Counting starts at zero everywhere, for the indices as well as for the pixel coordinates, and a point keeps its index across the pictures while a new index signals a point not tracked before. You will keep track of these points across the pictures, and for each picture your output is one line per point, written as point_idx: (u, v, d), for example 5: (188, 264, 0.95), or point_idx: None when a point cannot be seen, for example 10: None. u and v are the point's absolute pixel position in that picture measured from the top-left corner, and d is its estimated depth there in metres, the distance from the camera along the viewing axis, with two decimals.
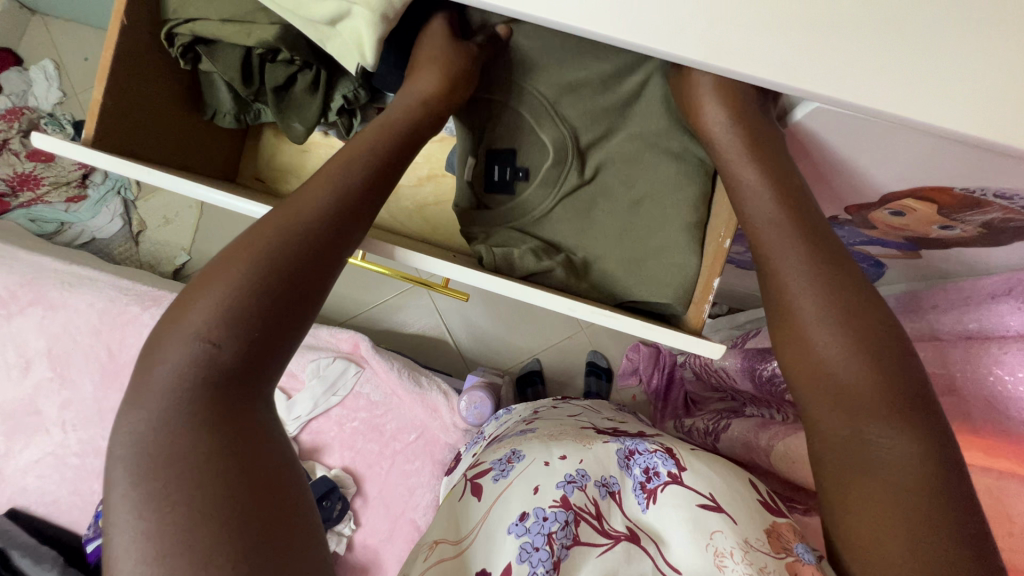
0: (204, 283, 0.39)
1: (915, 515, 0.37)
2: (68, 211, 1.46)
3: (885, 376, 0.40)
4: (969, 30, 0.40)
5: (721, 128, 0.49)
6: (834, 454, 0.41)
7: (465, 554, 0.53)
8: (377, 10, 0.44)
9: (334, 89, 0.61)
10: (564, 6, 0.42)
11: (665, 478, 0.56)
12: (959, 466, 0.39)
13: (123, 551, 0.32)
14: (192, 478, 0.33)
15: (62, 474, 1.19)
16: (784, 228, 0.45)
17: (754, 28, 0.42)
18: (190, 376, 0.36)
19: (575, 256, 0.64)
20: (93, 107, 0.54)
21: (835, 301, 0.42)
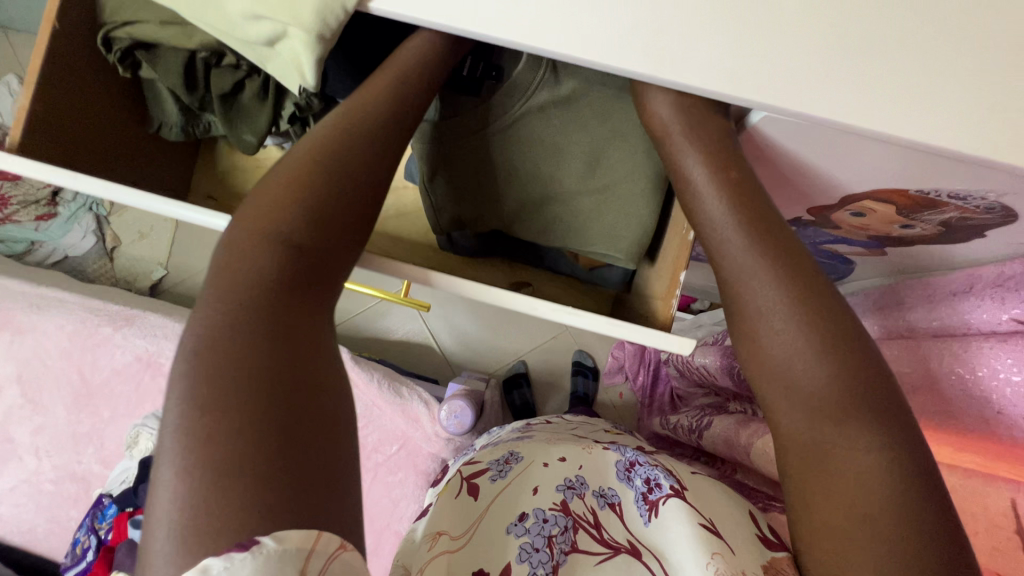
0: (271, 201, 0.43)
1: (884, 533, 0.36)
2: (37, 229, 1.42)
3: (846, 389, 0.39)
4: (908, 40, 0.40)
5: (674, 130, 0.48)
6: (801, 461, 0.40)
7: (466, 547, 0.52)
8: (312, 31, 0.42)
9: (285, 98, 0.59)
10: (507, 23, 0.41)
11: (665, 490, 0.52)
12: (935, 486, 0.37)
13: (191, 425, 0.35)
14: (262, 378, 0.36)
15: (38, 501, 1.17)
16: (744, 249, 0.43)
17: (697, 44, 0.41)
18: (270, 274, 0.41)
19: (535, 194, 0.61)
20: (20, 113, 0.53)
21: (798, 300, 0.41)
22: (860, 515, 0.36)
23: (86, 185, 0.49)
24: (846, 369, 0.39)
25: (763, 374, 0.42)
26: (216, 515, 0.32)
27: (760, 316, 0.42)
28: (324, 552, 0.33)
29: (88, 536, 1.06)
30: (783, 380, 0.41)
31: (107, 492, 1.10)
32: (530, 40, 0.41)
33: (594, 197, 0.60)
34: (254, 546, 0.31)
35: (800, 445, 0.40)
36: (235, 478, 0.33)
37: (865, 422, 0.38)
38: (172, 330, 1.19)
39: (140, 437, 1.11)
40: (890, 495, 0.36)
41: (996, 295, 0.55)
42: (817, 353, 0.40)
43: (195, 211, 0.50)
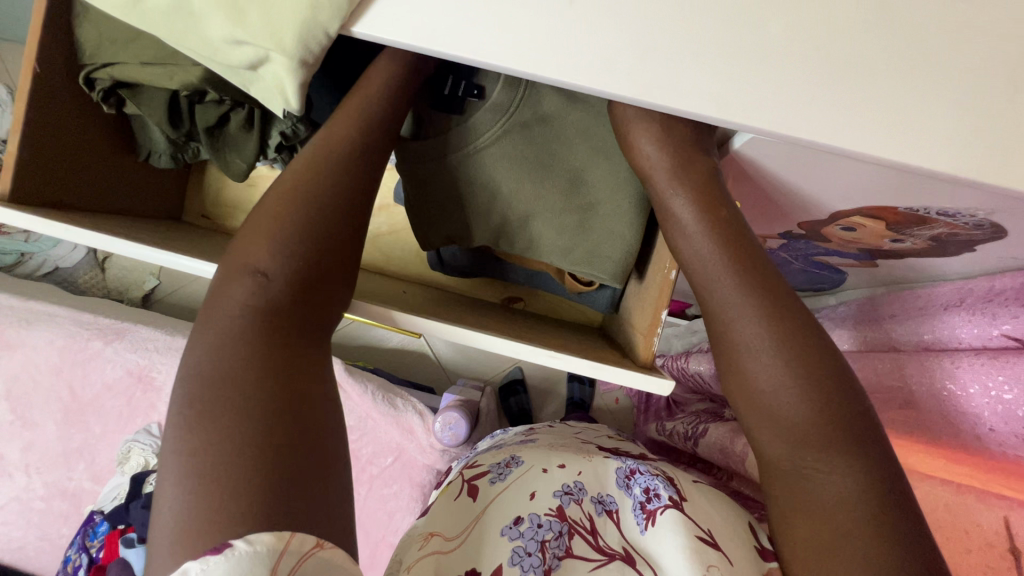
0: (256, 229, 0.44)
1: (861, 556, 0.36)
2: (28, 241, 1.41)
3: (824, 422, 0.39)
4: (895, 59, 0.40)
5: (661, 171, 0.48)
6: (783, 483, 0.41)
7: (461, 549, 0.50)
8: (294, 55, 0.42)
9: (270, 126, 0.58)
10: (490, 45, 0.41)
11: (665, 501, 0.51)
12: (908, 504, 0.38)
13: (178, 454, 0.37)
14: (245, 400, 0.38)
15: (28, 519, 1.16)
16: (725, 283, 0.43)
17: (682, 63, 0.41)
18: (246, 304, 0.42)
19: (513, 215, 0.58)
20: (8, 160, 0.50)
21: (773, 328, 0.41)
22: (835, 539, 0.37)
23: (98, 239, 0.50)
24: (827, 400, 0.39)
25: (746, 405, 0.42)
26: (205, 522, 0.34)
27: (744, 353, 0.42)
28: (296, 551, 0.34)
29: (78, 554, 1.04)
30: (767, 411, 0.41)
31: (98, 509, 1.09)
32: (513, 62, 0.41)
33: (574, 216, 0.57)
34: (228, 549, 0.33)
35: (782, 471, 0.41)
36: (218, 500, 0.34)
37: (842, 453, 0.38)
38: (164, 343, 1.18)
39: (131, 453, 1.11)
40: (866, 520, 0.37)
41: (987, 310, 0.54)
42: (797, 387, 0.39)
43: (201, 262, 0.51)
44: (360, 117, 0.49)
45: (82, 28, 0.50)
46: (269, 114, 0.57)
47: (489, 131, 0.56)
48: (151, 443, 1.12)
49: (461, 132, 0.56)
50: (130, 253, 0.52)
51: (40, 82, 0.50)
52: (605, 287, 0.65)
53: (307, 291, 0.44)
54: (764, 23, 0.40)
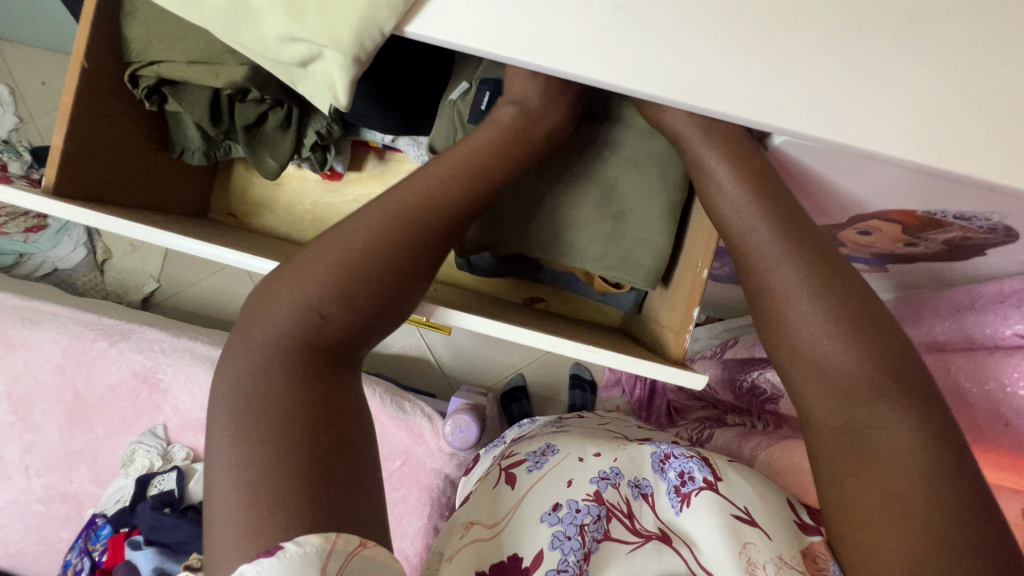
0: (316, 249, 0.43)
1: (925, 507, 0.37)
2: (27, 241, 1.41)
3: (875, 373, 0.40)
4: (923, 70, 0.42)
5: (688, 132, 0.50)
6: (835, 448, 0.41)
7: (500, 536, 0.51)
8: (349, 53, 0.43)
9: (307, 125, 0.60)
10: (538, 47, 0.43)
11: (700, 483, 0.54)
12: (969, 466, 0.38)
13: (226, 450, 0.37)
14: (300, 413, 0.38)
15: (27, 522, 1.13)
16: (773, 251, 0.45)
17: (720, 69, 0.43)
18: (298, 339, 0.41)
19: (548, 221, 0.59)
20: (54, 154, 0.50)
21: (830, 299, 0.43)
22: (887, 482, 0.38)
23: (141, 231, 0.51)
24: (877, 356, 0.41)
25: (794, 366, 0.44)
26: (254, 527, 0.35)
27: (792, 322, 0.43)
28: (342, 552, 0.35)
29: (80, 558, 1.02)
30: (818, 365, 0.42)
31: (100, 512, 1.07)
32: (559, 64, 0.43)
33: (607, 225, 0.58)
34: (280, 551, 0.34)
35: (832, 432, 0.42)
36: (270, 500, 0.35)
37: (896, 402, 0.39)
38: (169, 344, 1.16)
39: (135, 455, 1.10)
40: (923, 461, 0.38)
41: (1001, 310, 0.57)
42: (849, 343, 0.41)
43: (241, 256, 0.52)
44: (439, 169, 0.49)
45: (132, 26, 0.51)
46: (307, 114, 0.59)
47: None
48: (156, 445, 1.11)
49: None
50: (177, 245, 0.52)
51: (89, 76, 0.51)
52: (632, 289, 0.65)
53: (360, 319, 0.42)
54: (798, 32, 0.43)
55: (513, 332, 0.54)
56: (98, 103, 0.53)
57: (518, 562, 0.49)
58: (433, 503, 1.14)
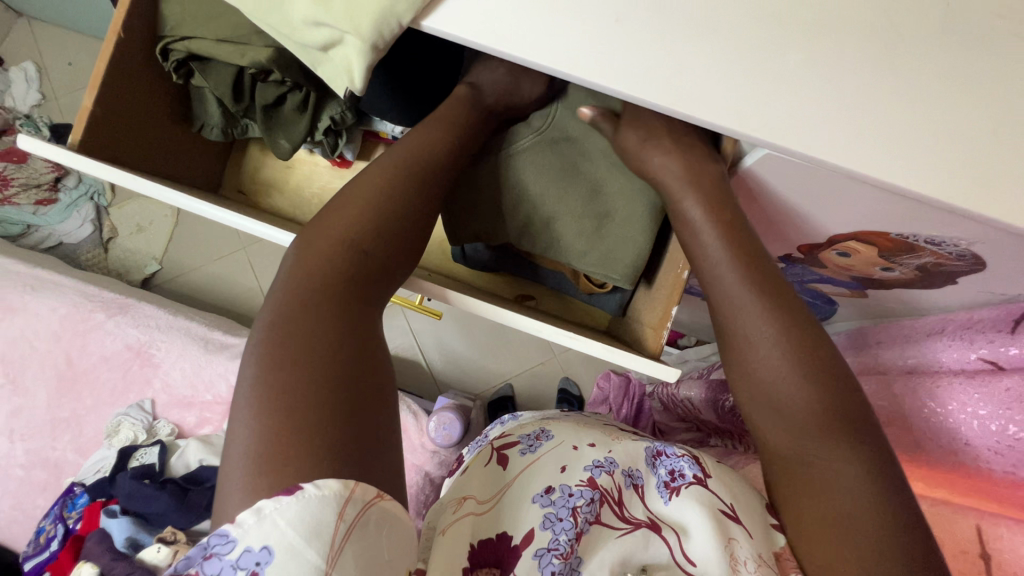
0: (339, 212, 0.48)
1: (865, 537, 0.40)
2: (36, 213, 1.48)
3: (822, 406, 0.43)
4: (897, 99, 0.46)
5: (671, 179, 0.54)
6: (791, 472, 0.45)
7: (492, 513, 0.52)
8: (368, 40, 0.46)
9: (322, 110, 0.63)
10: (544, 50, 0.46)
11: (689, 478, 0.55)
12: (902, 491, 0.42)
13: (252, 382, 0.39)
14: (327, 354, 0.41)
15: (5, 486, 1.13)
16: (735, 286, 0.48)
17: (710, 82, 0.46)
18: (338, 272, 0.46)
19: (539, 216, 0.62)
20: (82, 114, 0.54)
21: (786, 334, 0.45)
22: (835, 507, 0.42)
23: (161, 191, 0.54)
24: (824, 389, 0.44)
25: (749, 387, 0.47)
26: (278, 464, 0.35)
27: (749, 344, 0.46)
28: (360, 500, 0.35)
29: (54, 524, 1.02)
30: (772, 400, 0.45)
31: (80, 481, 1.08)
32: (565, 67, 0.46)
33: (593, 223, 0.61)
34: (299, 491, 0.34)
35: (786, 458, 0.45)
36: (301, 428, 0.37)
37: (838, 428, 0.43)
38: (167, 321, 1.19)
39: (120, 427, 1.11)
40: (865, 483, 0.41)
41: (967, 336, 0.61)
42: (796, 371, 0.44)
43: (247, 221, 0.56)
44: (448, 133, 0.56)
45: (170, 4, 0.55)
46: (324, 100, 0.62)
47: (525, 139, 0.61)
48: (142, 419, 1.13)
49: (500, 140, 0.62)
50: (187, 205, 0.55)
51: (124, 45, 0.54)
52: (616, 290, 0.67)
53: (374, 276, 0.48)
54: (785, 56, 0.46)
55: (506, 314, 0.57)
56: (129, 72, 0.57)
57: (508, 540, 0.50)
58: (411, 500, 1.14)
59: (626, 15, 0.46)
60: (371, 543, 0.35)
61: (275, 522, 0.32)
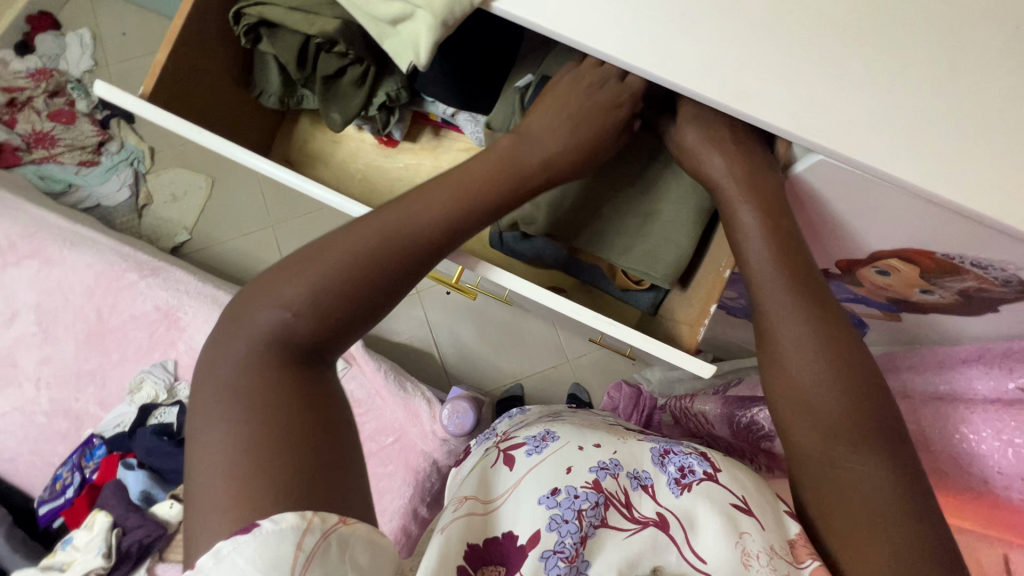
0: (285, 270, 0.45)
1: (896, 542, 0.40)
2: (78, 173, 1.54)
3: (858, 413, 0.43)
4: (957, 114, 0.46)
5: (729, 184, 0.52)
6: (817, 477, 0.44)
7: (494, 513, 0.49)
8: (439, 16, 0.48)
9: (379, 86, 0.65)
10: (609, 37, 0.47)
11: (700, 475, 0.51)
12: (928, 500, 0.42)
13: (198, 445, 0.38)
14: (277, 417, 0.38)
15: (26, 432, 1.16)
16: (778, 283, 0.48)
17: (769, 85, 0.47)
18: (275, 329, 0.43)
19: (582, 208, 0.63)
20: (154, 67, 0.56)
21: (826, 339, 0.46)
22: (864, 511, 0.41)
23: (222, 146, 0.55)
24: (861, 397, 0.44)
25: (785, 393, 0.46)
26: (229, 515, 0.35)
27: (789, 350, 0.46)
28: (320, 527, 0.34)
29: (71, 472, 1.05)
30: (808, 404, 0.45)
31: (99, 433, 1.10)
32: (627, 58, 0.47)
33: (637, 219, 0.61)
34: (255, 528, 0.33)
35: (815, 463, 0.44)
36: (247, 478, 0.36)
37: (873, 439, 0.43)
38: (197, 288, 1.22)
39: (143, 384, 1.13)
40: (895, 508, 0.41)
41: (1005, 364, 0.60)
42: (835, 375, 0.44)
43: (300, 180, 0.56)
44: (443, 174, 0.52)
45: None
46: (382, 76, 0.64)
47: None
48: (164, 378, 1.14)
49: None
50: (243, 161, 0.55)
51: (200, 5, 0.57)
52: (651, 289, 0.67)
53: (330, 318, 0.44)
54: (845, 65, 0.47)
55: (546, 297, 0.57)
56: (199, 32, 0.59)
57: (513, 540, 0.46)
58: (417, 485, 1.14)
59: (690, 12, 0.48)
60: (338, 569, 0.33)
61: (234, 561, 0.32)
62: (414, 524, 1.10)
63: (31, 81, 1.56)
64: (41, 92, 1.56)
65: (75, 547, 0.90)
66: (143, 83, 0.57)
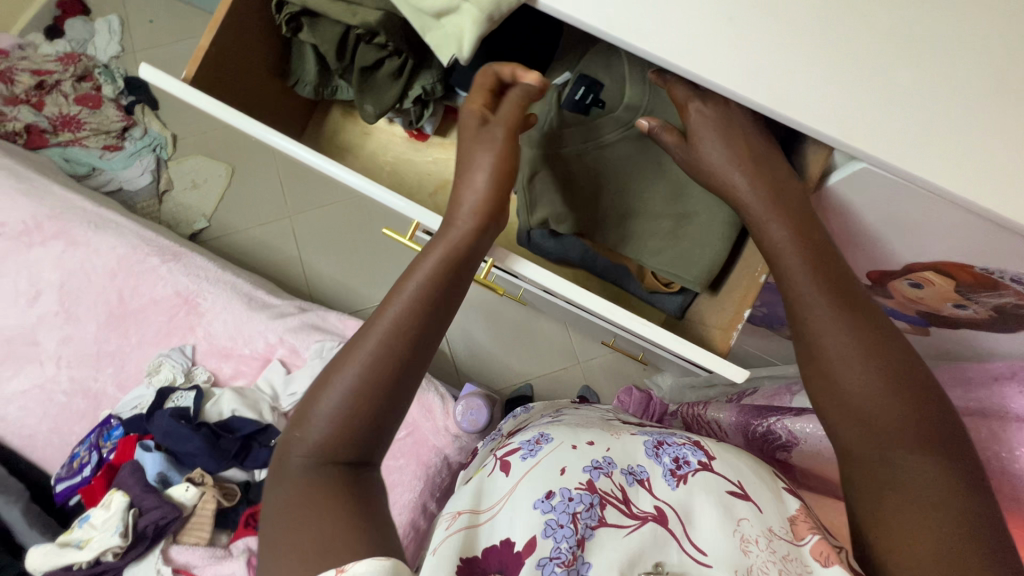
0: (315, 390, 0.46)
1: (961, 549, 0.38)
2: (102, 157, 1.56)
3: (909, 413, 0.43)
4: (1006, 126, 0.45)
5: (756, 200, 0.52)
6: (871, 484, 0.43)
7: (489, 521, 0.48)
8: (485, 11, 0.48)
9: (415, 79, 0.65)
10: (652, 36, 0.47)
11: (695, 465, 0.50)
12: (987, 500, 0.41)
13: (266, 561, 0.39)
14: (325, 516, 0.40)
15: (46, 409, 1.17)
16: (816, 285, 0.48)
17: (814, 88, 0.46)
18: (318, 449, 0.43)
19: (612, 210, 0.63)
20: (198, 52, 0.57)
21: (869, 340, 0.45)
22: (925, 518, 0.40)
23: (255, 129, 0.54)
24: (909, 397, 0.43)
25: (832, 399, 0.45)
26: None
27: (831, 352, 0.46)
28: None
29: (88, 451, 1.06)
30: (857, 405, 0.44)
31: (116, 414, 1.11)
32: (667, 56, 0.47)
33: (669, 222, 0.61)
34: None
35: (868, 468, 0.43)
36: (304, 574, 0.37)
37: (926, 439, 0.42)
38: (218, 275, 1.23)
39: (161, 367, 1.13)
40: (955, 513, 0.39)
41: None
42: (882, 374, 0.44)
43: (331, 164, 0.56)
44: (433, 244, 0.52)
45: None
46: (418, 70, 0.64)
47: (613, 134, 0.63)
48: (182, 362, 1.15)
49: (588, 132, 0.63)
50: (275, 144, 0.55)
51: None
52: (680, 292, 0.67)
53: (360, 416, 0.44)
54: (893, 72, 0.46)
55: (583, 296, 0.55)
56: (241, 19, 0.59)
57: (511, 546, 0.45)
58: (427, 480, 1.14)
59: (737, 14, 0.47)
60: None
61: None
62: (423, 519, 1.11)
63: (59, 64, 1.59)
64: (69, 76, 1.59)
65: (93, 525, 0.91)
66: (185, 67, 0.57)
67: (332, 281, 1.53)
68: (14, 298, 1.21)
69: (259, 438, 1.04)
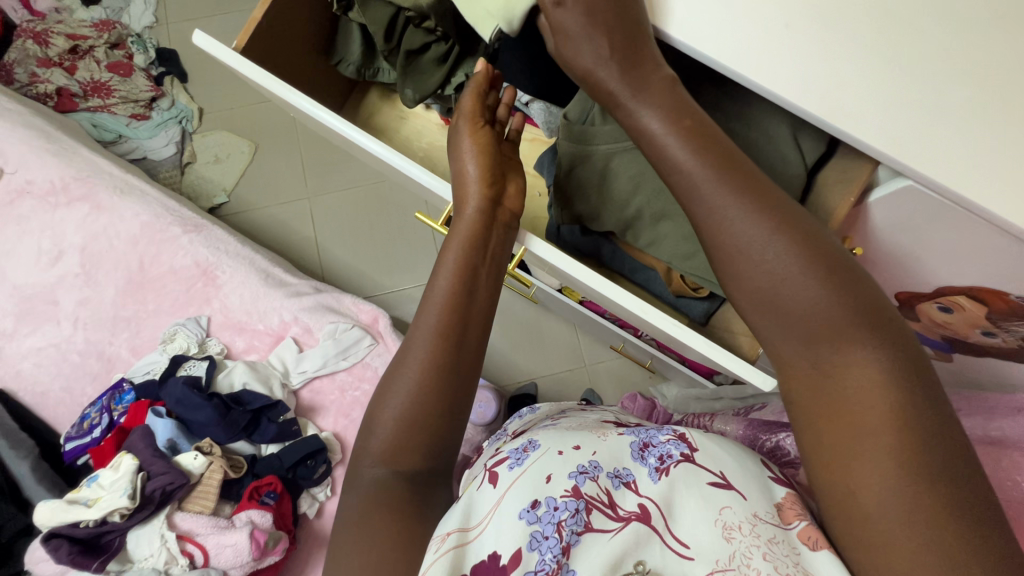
0: (380, 400, 0.49)
1: (905, 444, 0.35)
2: (129, 125, 1.57)
3: (839, 307, 0.39)
4: None
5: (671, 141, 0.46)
6: (814, 395, 0.39)
7: (478, 535, 0.42)
8: None
9: (459, 66, 0.65)
10: (705, 39, 0.48)
11: (676, 456, 0.46)
12: (928, 381, 0.38)
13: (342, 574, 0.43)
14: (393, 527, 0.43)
15: (60, 368, 1.18)
16: (722, 188, 0.43)
17: (868, 99, 0.46)
18: (390, 464, 0.47)
19: (647, 211, 0.62)
20: (250, 23, 0.58)
21: (790, 237, 0.42)
22: (866, 419, 0.36)
23: (287, 91, 0.54)
24: (835, 288, 0.40)
25: (762, 312, 0.42)
26: None
27: (747, 256, 0.42)
28: None
29: (99, 413, 1.07)
30: (786, 309, 0.41)
31: (129, 379, 1.12)
32: (719, 57, 0.48)
33: None
34: None
35: (805, 376, 0.40)
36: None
37: (862, 329, 0.39)
38: (237, 249, 1.24)
39: (176, 335, 1.14)
40: (898, 403, 0.36)
41: None
42: (807, 272, 0.40)
43: (360, 137, 0.55)
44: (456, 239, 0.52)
45: None
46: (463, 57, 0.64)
47: None
48: (196, 333, 1.15)
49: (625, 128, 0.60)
50: (309, 112, 0.55)
51: None
52: (707, 298, 0.67)
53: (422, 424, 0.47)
54: (946, 90, 0.46)
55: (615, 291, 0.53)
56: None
57: (496, 559, 0.40)
58: None
59: (793, 22, 0.47)
60: None
61: None
62: None
63: (94, 31, 1.61)
64: (103, 43, 1.60)
65: (101, 485, 0.93)
66: (237, 37, 0.58)
67: (347, 264, 1.53)
68: (36, 257, 1.22)
69: (268, 414, 1.05)
